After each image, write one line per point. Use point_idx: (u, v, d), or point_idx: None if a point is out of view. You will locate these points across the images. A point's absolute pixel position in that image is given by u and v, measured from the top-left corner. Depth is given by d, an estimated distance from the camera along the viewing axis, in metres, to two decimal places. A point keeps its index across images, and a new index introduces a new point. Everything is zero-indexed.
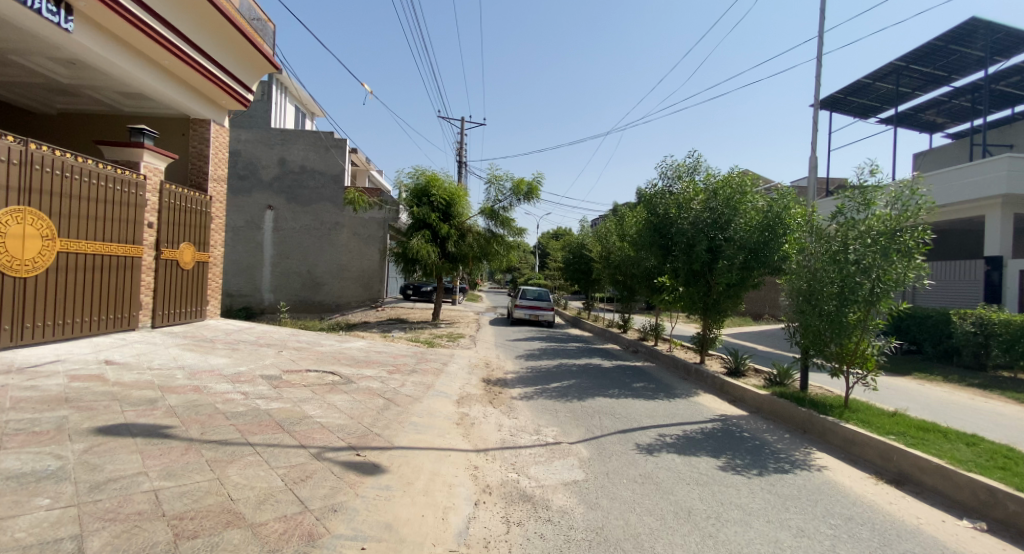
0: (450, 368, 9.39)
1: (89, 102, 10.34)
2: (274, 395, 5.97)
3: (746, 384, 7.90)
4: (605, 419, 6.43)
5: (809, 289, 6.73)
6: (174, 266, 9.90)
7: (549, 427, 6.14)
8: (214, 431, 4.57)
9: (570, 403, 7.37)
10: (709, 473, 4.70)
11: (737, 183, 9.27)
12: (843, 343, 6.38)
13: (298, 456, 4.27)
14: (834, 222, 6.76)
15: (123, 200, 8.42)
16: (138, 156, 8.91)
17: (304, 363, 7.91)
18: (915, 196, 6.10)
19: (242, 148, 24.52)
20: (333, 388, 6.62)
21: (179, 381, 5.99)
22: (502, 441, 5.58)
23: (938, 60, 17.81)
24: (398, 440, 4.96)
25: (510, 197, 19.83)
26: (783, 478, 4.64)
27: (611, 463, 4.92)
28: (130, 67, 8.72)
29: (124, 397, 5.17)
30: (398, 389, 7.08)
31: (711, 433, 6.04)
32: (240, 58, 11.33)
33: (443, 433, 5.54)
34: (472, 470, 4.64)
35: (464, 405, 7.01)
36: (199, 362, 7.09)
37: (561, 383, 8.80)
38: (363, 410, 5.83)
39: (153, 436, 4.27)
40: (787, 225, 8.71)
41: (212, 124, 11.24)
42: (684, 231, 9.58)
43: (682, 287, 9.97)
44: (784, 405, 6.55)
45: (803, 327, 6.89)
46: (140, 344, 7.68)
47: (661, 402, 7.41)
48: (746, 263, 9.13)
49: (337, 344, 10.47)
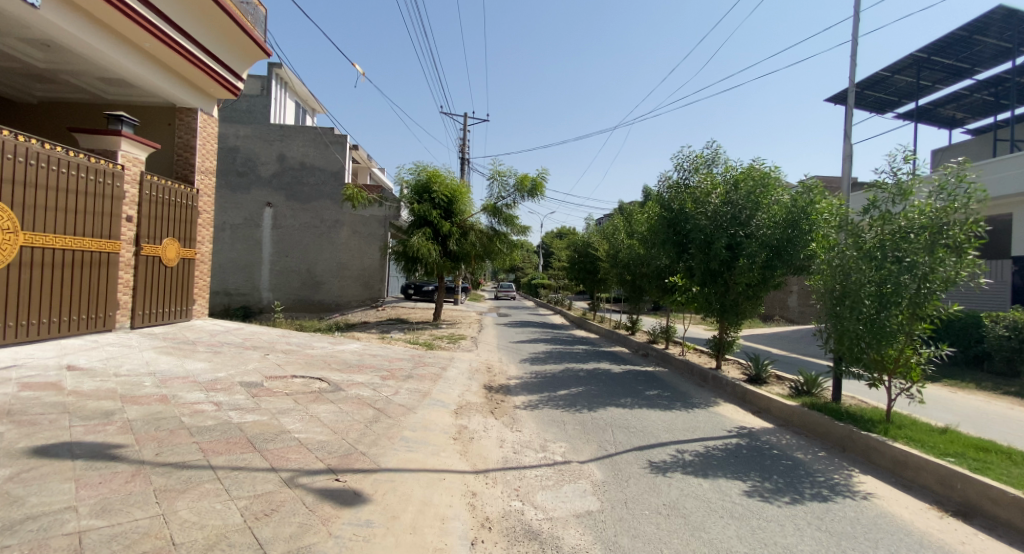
0: (449, 373, 8.78)
1: (69, 89, 9.77)
2: (251, 406, 5.36)
3: (770, 394, 7.24)
4: (619, 434, 5.76)
5: (843, 290, 6.00)
6: (157, 263, 9.32)
7: (557, 442, 5.50)
8: (172, 452, 3.95)
9: (579, 413, 6.73)
10: (742, 503, 4.04)
11: (758, 175, 8.58)
12: (882, 352, 5.60)
13: (265, 483, 3.65)
14: (867, 216, 6.07)
15: (97, 192, 7.85)
16: (116, 145, 8.32)
17: (291, 368, 7.30)
18: (962, 184, 5.32)
19: (241, 145, 23.98)
20: (318, 397, 6.01)
21: (146, 390, 5.39)
22: (505, 460, 4.94)
23: (962, 51, 17.06)
24: (385, 461, 4.33)
25: (514, 193, 19.20)
26: (830, 510, 3.97)
27: (629, 489, 4.28)
28: (106, 48, 8.15)
29: (77, 410, 4.57)
30: (391, 398, 6.47)
31: (736, 451, 5.33)
32: (228, 43, 10.71)
33: (438, 451, 4.90)
34: (469, 498, 4.01)
35: (463, 417, 6.39)
36: (174, 367, 6.49)
37: (568, 390, 8.16)
38: (350, 424, 5.23)
39: (96, 459, 3.68)
40: (814, 220, 8.08)
41: (198, 112, 10.63)
42: (701, 227, 8.90)
43: (698, 287, 9.33)
44: (818, 419, 5.86)
45: (836, 333, 6.13)
46: (113, 347, 7.08)
47: (679, 414, 6.75)
48: (768, 261, 8.53)
49: (330, 347, 9.85)
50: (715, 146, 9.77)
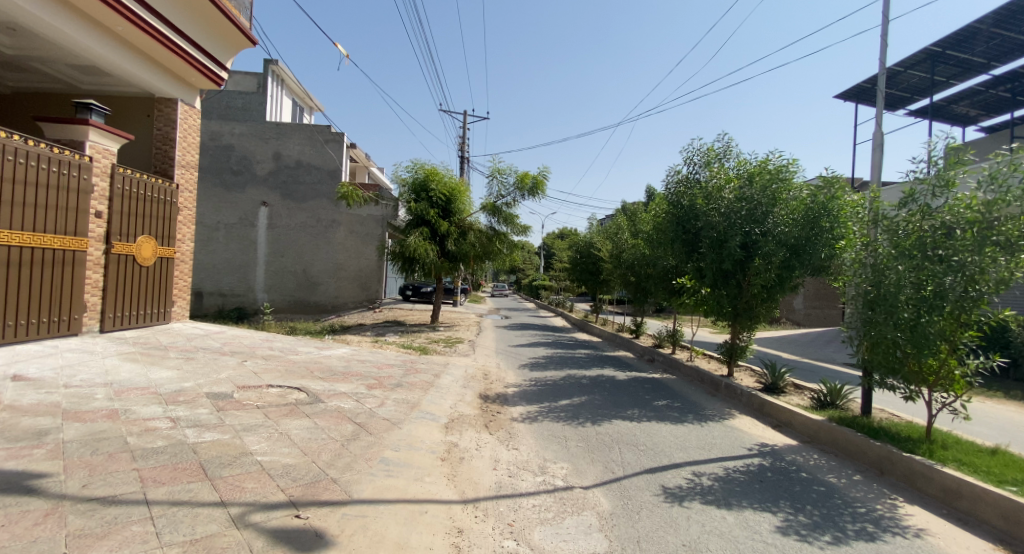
0: (442, 381, 8.16)
1: (39, 76, 9.19)
2: (214, 422, 4.76)
3: (789, 405, 6.62)
4: (627, 453, 5.15)
5: (878, 292, 5.34)
6: (131, 262, 8.75)
7: (558, 463, 4.89)
8: (103, 484, 3.35)
9: (582, 427, 6.12)
10: (775, 543, 3.40)
11: (776, 168, 7.96)
12: (923, 361, 4.97)
13: (208, 523, 3.04)
14: (904, 210, 5.45)
15: (60, 185, 7.23)
16: (84, 135, 7.77)
17: (268, 377, 6.70)
18: (1016, 173, 4.72)
19: (235, 143, 23.43)
20: (293, 411, 5.40)
21: (96, 404, 4.80)
22: (498, 486, 4.32)
23: (979, 45, 16.44)
24: (358, 491, 3.72)
25: (514, 191, 18.60)
26: (880, 551, 3.35)
27: (642, 525, 3.64)
28: (74, 31, 7.54)
29: (6, 429, 3.98)
30: (374, 411, 5.86)
31: (759, 475, 4.67)
32: (210, 29, 10.13)
33: (422, 475, 4.29)
34: (454, 538, 3.39)
35: (453, 432, 5.78)
36: (136, 377, 5.89)
37: (570, 400, 7.54)
38: (324, 443, 4.62)
39: (8, 494, 3.07)
40: (835, 217, 7.49)
41: (178, 103, 10.03)
42: (714, 224, 8.26)
43: (708, 289, 8.69)
44: (849, 436, 5.22)
45: (868, 341, 5.47)
46: (72, 354, 6.48)
47: (692, 428, 6.14)
48: (785, 262, 7.92)
49: (317, 352, 9.25)
50: (728, 139, 9.16)
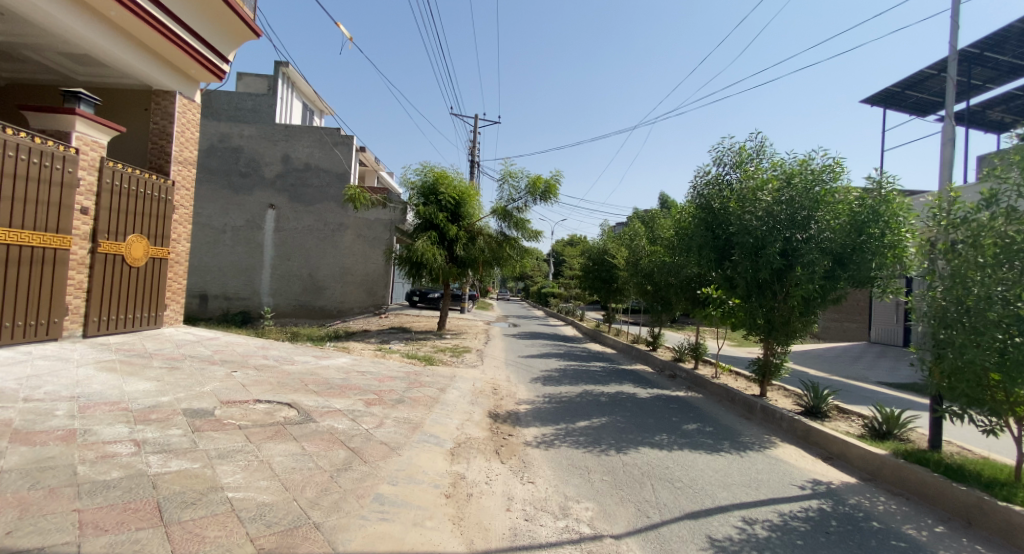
0: (448, 396, 7.49)
1: (30, 64, 8.71)
2: (184, 447, 4.12)
3: (839, 434, 5.87)
4: (662, 491, 4.44)
5: (958, 309, 4.59)
6: (118, 263, 8.19)
7: (582, 503, 4.20)
8: (30, 531, 2.71)
9: (606, 455, 5.42)
10: None
11: (819, 169, 7.26)
12: (1016, 391, 4.22)
13: None
14: (986, 214, 4.73)
15: (39, 177, 6.64)
16: (70, 126, 7.27)
17: (257, 390, 6.09)
18: None
19: (244, 144, 23.10)
20: (279, 432, 4.77)
21: (53, 423, 4.19)
22: (513, 533, 3.65)
23: (1019, 46, 15.61)
24: (344, 541, 3.06)
25: (526, 196, 17.97)
26: None
27: None
28: (60, 15, 6.95)
29: None
30: (371, 433, 5.20)
31: (823, 524, 3.93)
32: (210, 17, 9.58)
33: (423, 519, 3.62)
34: None
35: (460, 460, 5.10)
36: (109, 389, 5.28)
37: (590, 421, 6.83)
38: (309, 474, 3.97)
39: None
40: (885, 223, 6.81)
41: (176, 96, 9.52)
42: (750, 228, 7.46)
43: (741, 300, 7.97)
44: (925, 477, 4.47)
45: (944, 365, 4.71)
46: (44, 362, 5.91)
47: (730, 459, 5.41)
48: (829, 272, 7.21)
49: (314, 361, 8.63)
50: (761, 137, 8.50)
